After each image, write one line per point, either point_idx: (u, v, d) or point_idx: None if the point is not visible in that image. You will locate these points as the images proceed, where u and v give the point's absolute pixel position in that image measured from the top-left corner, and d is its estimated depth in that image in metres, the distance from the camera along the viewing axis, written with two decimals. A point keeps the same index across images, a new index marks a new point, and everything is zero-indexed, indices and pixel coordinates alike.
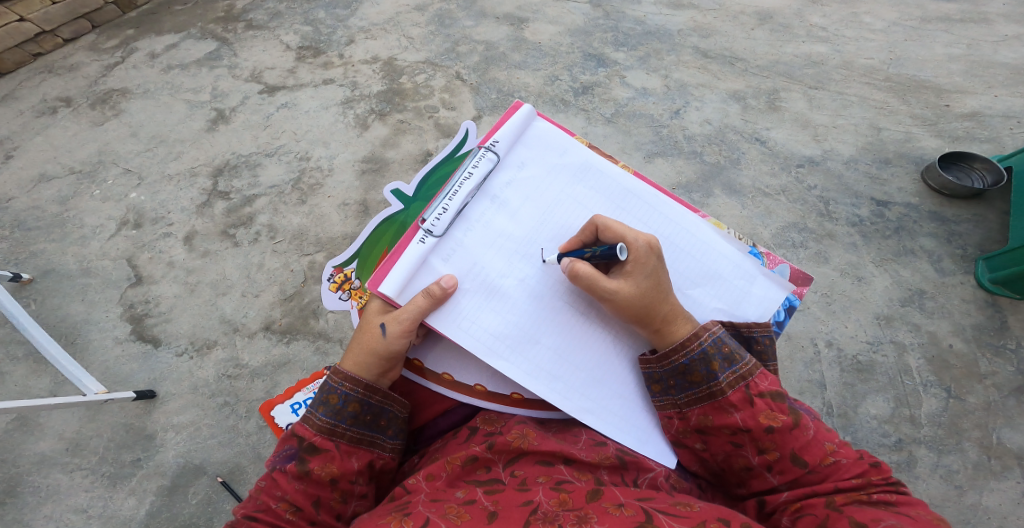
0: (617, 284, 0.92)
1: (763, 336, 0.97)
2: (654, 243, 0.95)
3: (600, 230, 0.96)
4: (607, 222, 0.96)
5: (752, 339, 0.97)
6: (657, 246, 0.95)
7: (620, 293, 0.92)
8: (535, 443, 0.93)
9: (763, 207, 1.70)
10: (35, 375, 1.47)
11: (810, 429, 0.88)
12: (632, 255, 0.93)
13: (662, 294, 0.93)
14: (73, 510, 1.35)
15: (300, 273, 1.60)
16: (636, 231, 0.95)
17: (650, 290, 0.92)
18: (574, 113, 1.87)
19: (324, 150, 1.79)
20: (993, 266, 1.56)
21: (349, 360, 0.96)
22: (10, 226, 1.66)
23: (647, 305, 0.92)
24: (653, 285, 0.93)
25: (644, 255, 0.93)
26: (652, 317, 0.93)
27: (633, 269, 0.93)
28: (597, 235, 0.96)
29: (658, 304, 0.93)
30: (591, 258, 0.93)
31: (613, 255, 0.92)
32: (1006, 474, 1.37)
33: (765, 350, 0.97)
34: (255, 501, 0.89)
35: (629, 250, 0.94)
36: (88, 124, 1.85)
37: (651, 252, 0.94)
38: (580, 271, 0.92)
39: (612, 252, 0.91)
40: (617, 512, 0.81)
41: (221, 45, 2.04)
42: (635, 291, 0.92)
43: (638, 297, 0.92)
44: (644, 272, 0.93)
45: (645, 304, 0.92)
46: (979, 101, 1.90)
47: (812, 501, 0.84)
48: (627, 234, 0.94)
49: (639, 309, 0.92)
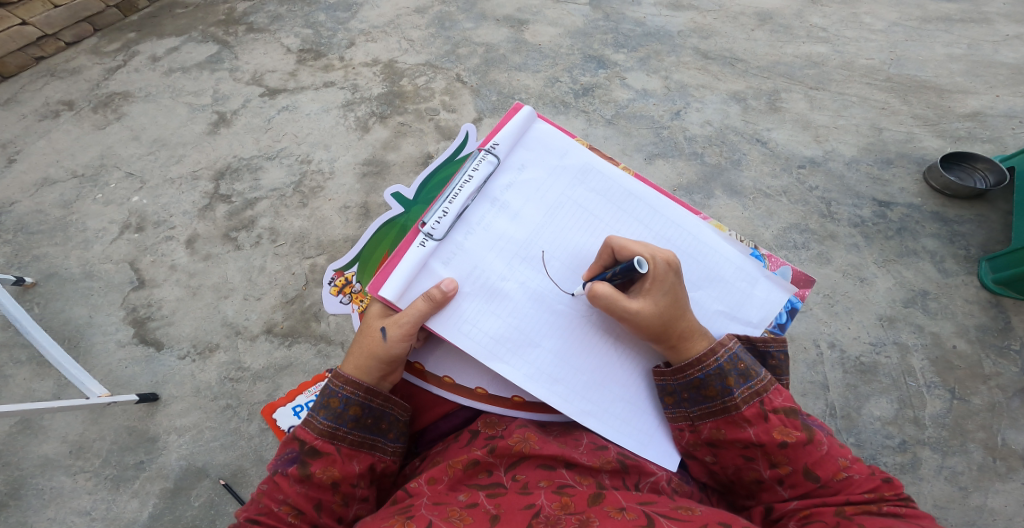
0: (638, 303, 0.92)
1: (778, 352, 0.97)
2: (672, 260, 0.94)
3: (610, 242, 0.96)
4: (621, 242, 0.95)
5: (768, 354, 0.97)
6: (675, 263, 0.94)
7: (641, 313, 0.91)
8: (537, 446, 0.93)
9: (765, 208, 1.70)
10: (39, 378, 1.48)
11: (824, 445, 0.87)
12: (651, 273, 0.93)
13: (681, 312, 0.93)
14: (77, 513, 1.35)
15: (302, 275, 1.61)
16: (654, 248, 0.95)
17: (668, 308, 0.92)
18: (575, 115, 1.87)
19: (325, 152, 1.80)
20: (997, 266, 1.56)
21: (350, 363, 0.96)
22: (13, 229, 1.67)
23: (667, 323, 0.92)
24: (671, 303, 0.92)
25: (662, 273, 0.93)
26: (670, 335, 0.92)
27: (653, 287, 0.92)
28: (610, 251, 0.96)
29: (676, 321, 0.92)
30: (612, 278, 0.93)
31: (632, 271, 0.91)
32: (1011, 476, 1.36)
33: (779, 365, 0.97)
34: (256, 504, 0.89)
35: (649, 266, 0.93)
36: (91, 128, 1.85)
37: (670, 268, 0.93)
38: (600, 292, 0.91)
39: (631, 268, 0.91)
40: (619, 516, 0.82)
41: (222, 49, 2.05)
42: (654, 309, 0.91)
43: (657, 316, 0.91)
44: (662, 290, 0.93)
45: (665, 324, 0.92)
46: (980, 101, 1.89)
47: (822, 510, 0.84)
48: (647, 252, 0.94)
49: (658, 329, 0.92)
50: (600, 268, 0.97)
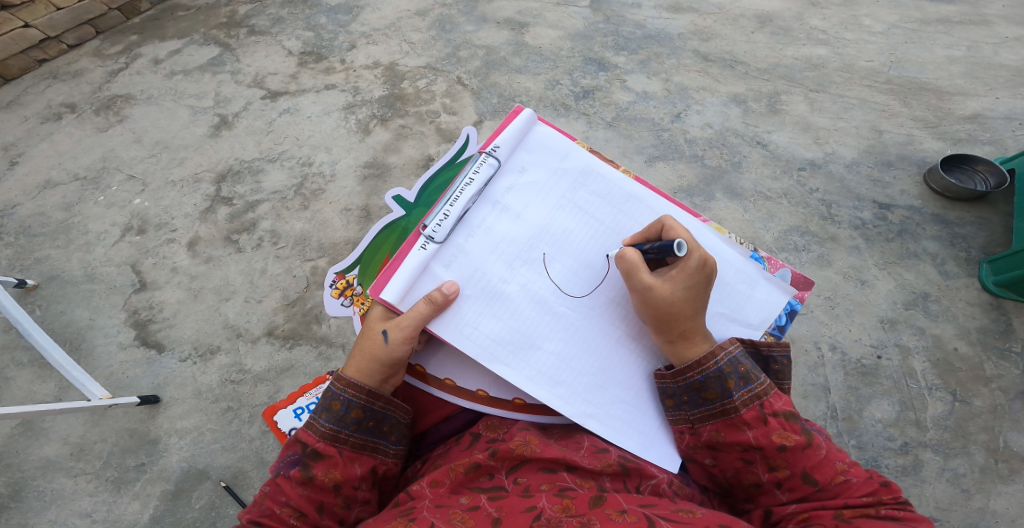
0: (656, 282, 0.93)
1: (782, 357, 0.96)
2: (711, 263, 0.94)
3: (662, 219, 0.97)
4: (674, 222, 0.96)
5: (771, 359, 0.96)
6: (710, 265, 0.93)
7: (651, 290, 0.92)
8: (538, 450, 0.93)
9: (765, 210, 1.70)
10: (40, 380, 1.48)
11: (822, 449, 0.88)
12: (684, 261, 0.93)
13: (694, 308, 0.93)
14: (77, 515, 1.35)
15: (303, 278, 1.61)
16: (698, 245, 0.95)
17: (682, 300, 0.93)
18: (575, 117, 1.88)
19: (326, 155, 1.80)
20: (998, 269, 1.56)
21: (351, 366, 0.96)
22: (15, 232, 1.67)
23: (675, 310, 0.92)
24: (688, 297, 0.93)
25: (693, 268, 0.93)
26: (674, 324, 0.93)
27: (678, 274, 0.93)
28: (657, 228, 0.97)
29: (685, 315, 0.93)
30: (648, 251, 0.95)
31: (670, 250, 0.92)
32: (1013, 478, 1.36)
33: (782, 370, 0.97)
34: (260, 506, 0.89)
35: (684, 258, 0.94)
36: (93, 130, 1.86)
37: (704, 268, 0.93)
38: (627, 256, 0.93)
39: (668, 248, 0.92)
40: (620, 518, 0.82)
41: (224, 51, 2.05)
42: (667, 294, 0.92)
43: (668, 302, 0.92)
44: (685, 282, 0.93)
45: (673, 310, 0.92)
46: (980, 103, 1.90)
47: (821, 513, 0.84)
48: (690, 243, 0.94)
49: (664, 312, 0.92)
50: (645, 239, 0.98)
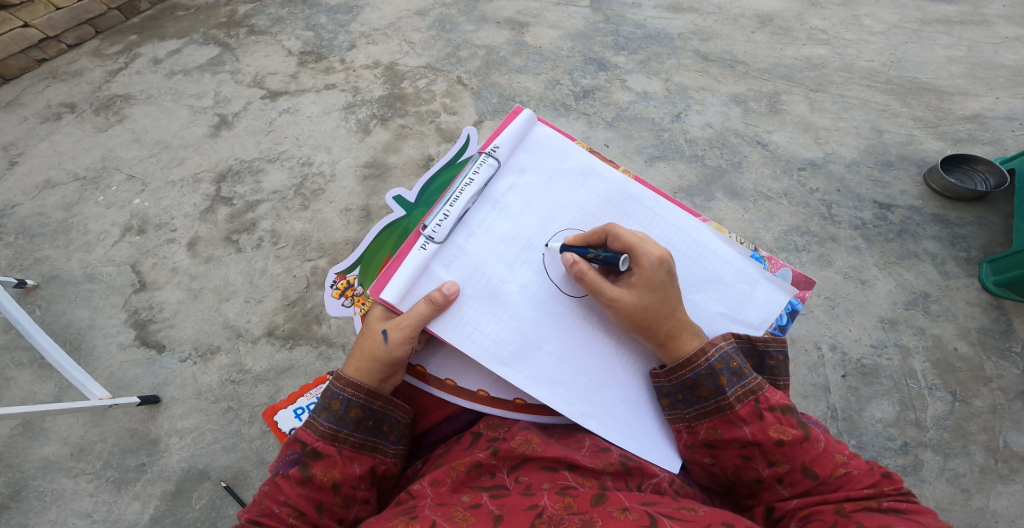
0: (620, 293, 0.93)
1: (777, 352, 0.97)
2: (666, 258, 0.94)
3: (606, 227, 0.96)
4: (619, 231, 0.95)
5: (766, 354, 0.97)
6: (667, 262, 0.93)
7: (620, 301, 0.93)
8: (539, 449, 0.93)
9: (765, 210, 1.70)
10: (40, 381, 1.48)
11: (821, 442, 0.88)
12: (640, 268, 0.93)
13: (669, 308, 0.93)
14: (77, 515, 1.35)
15: (304, 278, 1.61)
16: (651, 244, 0.95)
17: (654, 303, 0.92)
18: (575, 117, 1.88)
19: (326, 155, 1.80)
20: (998, 269, 1.56)
21: (351, 366, 0.95)
22: (14, 232, 1.67)
23: (649, 314, 0.92)
24: (658, 298, 0.92)
25: (653, 270, 0.93)
26: (655, 327, 0.93)
27: (639, 281, 0.93)
28: (604, 234, 0.96)
29: (662, 317, 0.92)
30: (593, 260, 0.94)
31: (614, 263, 0.92)
32: (1012, 478, 1.36)
33: (777, 366, 0.97)
34: (259, 505, 0.89)
35: (638, 263, 0.94)
36: (93, 130, 1.86)
37: (661, 266, 0.93)
38: (587, 276, 0.93)
39: (614, 260, 0.92)
40: (622, 516, 0.81)
41: (224, 51, 2.05)
42: (636, 302, 0.92)
43: (639, 308, 0.92)
44: (649, 286, 0.93)
45: (648, 314, 0.92)
46: (981, 103, 1.90)
47: (822, 508, 0.84)
48: (638, 246, 0.94)
49: (640, 318, 0.92)
50: (588, 244, 0.97)
